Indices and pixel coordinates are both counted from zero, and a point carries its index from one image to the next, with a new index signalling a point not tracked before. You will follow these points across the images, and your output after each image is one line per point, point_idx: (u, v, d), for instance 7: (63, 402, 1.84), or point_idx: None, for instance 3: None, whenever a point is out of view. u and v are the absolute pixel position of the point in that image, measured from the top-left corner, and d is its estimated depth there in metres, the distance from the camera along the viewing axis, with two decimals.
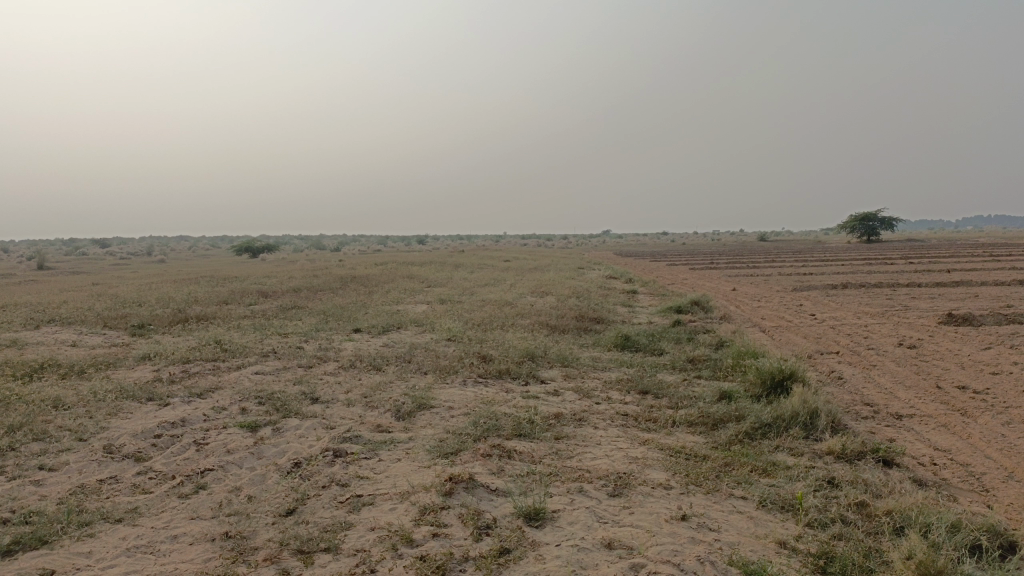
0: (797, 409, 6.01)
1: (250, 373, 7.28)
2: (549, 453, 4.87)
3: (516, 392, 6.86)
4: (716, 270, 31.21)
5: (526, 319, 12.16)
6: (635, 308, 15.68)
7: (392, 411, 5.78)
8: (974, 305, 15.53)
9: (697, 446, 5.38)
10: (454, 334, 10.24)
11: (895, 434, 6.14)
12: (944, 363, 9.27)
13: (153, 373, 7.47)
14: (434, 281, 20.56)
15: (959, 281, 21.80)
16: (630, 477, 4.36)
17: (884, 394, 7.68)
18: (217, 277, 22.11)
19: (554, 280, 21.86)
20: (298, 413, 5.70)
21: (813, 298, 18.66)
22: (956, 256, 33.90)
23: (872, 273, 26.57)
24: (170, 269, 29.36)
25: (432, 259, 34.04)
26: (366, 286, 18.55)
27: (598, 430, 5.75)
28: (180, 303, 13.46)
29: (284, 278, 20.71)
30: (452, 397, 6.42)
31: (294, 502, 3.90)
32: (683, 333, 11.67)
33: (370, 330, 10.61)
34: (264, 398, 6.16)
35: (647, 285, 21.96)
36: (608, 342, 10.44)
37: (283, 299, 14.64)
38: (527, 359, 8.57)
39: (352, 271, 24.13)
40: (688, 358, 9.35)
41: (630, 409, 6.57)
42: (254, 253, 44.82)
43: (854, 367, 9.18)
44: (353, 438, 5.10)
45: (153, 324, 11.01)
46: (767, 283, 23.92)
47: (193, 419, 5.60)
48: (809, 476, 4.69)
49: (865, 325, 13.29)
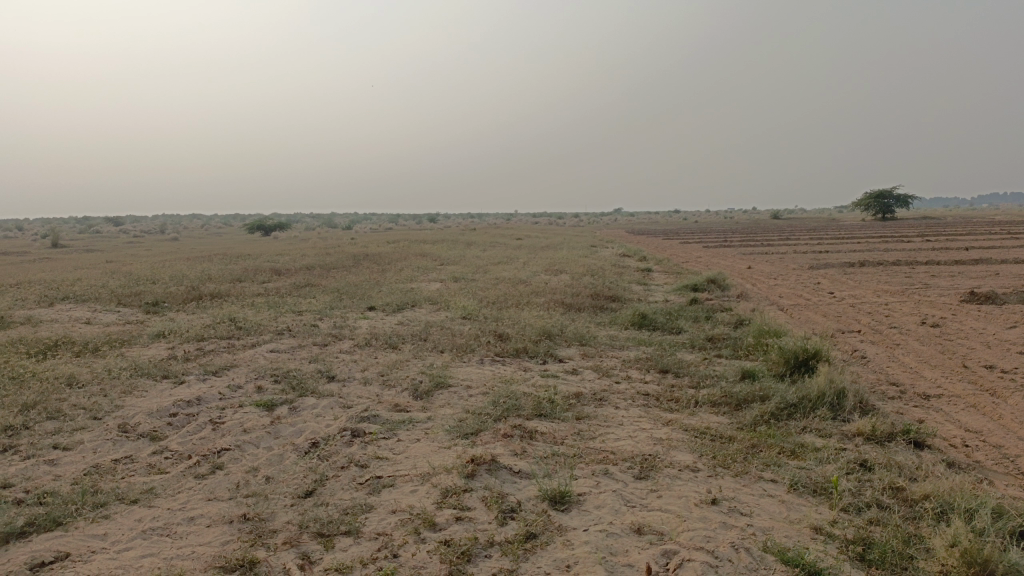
0: (824, 389, 5.86)
1: (265, 351, 7.20)
2: (572, 434, 4.75)
3: (534, 371, 6.74)
4: (730, 247, 30.91)
5: (541, 297, 12.03)
6: (650, 287, 15.50)
7: (410, 390, 5.68)
8: (996, 283, 15.25)
9: (721, 427, 5.25)
10: (469, 312, 10.12)
11: (923, 414, 5.98)
12: (969, 342, 9.07)
13: (168, 350, 7.40)
14: (447, 259, 20.42)
15: (978, 259, 21.45)
16: (656, 459, 4.24)
17: (909, 374, 7.52)
18: (230, 255, 22.07)
19: (568, 257, 21.69)
20: (315, 392, 5.60)
21: (830, 276, 18.40)
22: (974, 234, 33.39)
23: (889, 251, 26.21)
24: (183, 247, 29.36)
25: (445, 236, 33.88)
26: (379, 263, 18.45)
27: (620, 410, 5.63)
28: (193, 280, 13.40)
29: (296, 256, 20.67)
30: (470, 375, 6.31)
31: (313, 484, 3.80)
32: (701, 311, 11.50)
33: (384, 308, 10.51)
34: (279, 377, 6.07)
35: (662, 263, 21.76)
36: (625, 321, 10.30)
37: (296, 276, 14.57)
38: (543, 338, 8.44)
39: (364, 249, 24.02)
40: (707, 337, 9.21)
41: (651, 389, 6.45)
42: (266, 232, 44.84)
43: (877, 347, 8.99)
44: (371, 417, 5.00)
45: (167, 301, 10.95)
46: (782, 261, 23.66)
47: (208, 397, 5.52)
48: (839, 459, 4.56)
49: (885, 303, 13.07)
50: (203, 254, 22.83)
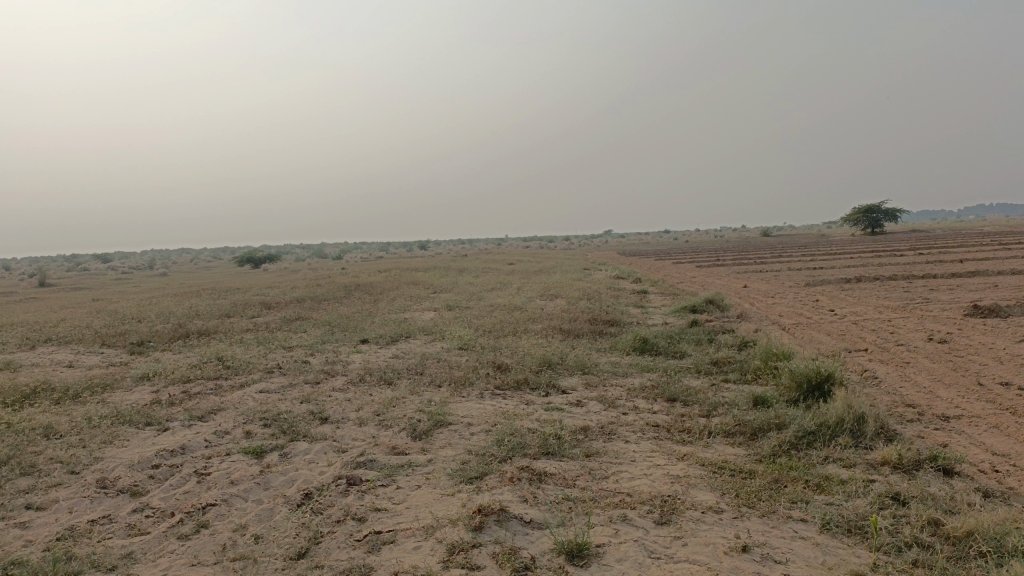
0: (842, 415, 5.59)
1: (254, 392, 6.88)
2: (583, 475, 4.45)
3: (537, 403, 6.45)
4: (724, 266, 30.78)
5: (538, 324, 11.75)
6: (647, 309, 15.25)
7: (408, 431, 5.37)
8: (997, 295, 15.05)
9: (740, 460, 4.96)
10: (465, 342, 9.82)
11: (947, 438, 5.70)
12: (981, 357, 8.82)
13: (153, 394, 7.07)
14: (440, 287, 20.12)
15: (975, 271, 21.30)
16: (676, 500, 3.94)
17: (925, 394, 7.24)
18: (219, 289, 21.70)
19: (562, 282, 21.44)
20: (307, 436, 5.29)
21: (828, 293, 18.18)
22: (966, 246, 33.38)
23: (883, 266, 26.06)
24: (171, 283, 28.99)
25: (436, 264, 33.68)
26: (371, 294, 18.14)
27: (630, 444, 5.34)
28: (180, 318, 13.05)
29: (286, 289, 20.32)
30: (471, 412, 6.00)
31: (307, 542, 3.49)
32: (703, 334, 11.24)
33: (377, 341, 10.20)
34: (269, 420, 5.74)
35: (657, 284, 21.54)
36: (626, 346, 10.01)
37: (286, 310, 14.23)
38: (544, 367, 8.14)
39: (355, 279, 23.69)
40: (712, 361, 8.92)
41: (661, 419, 6.16)
42: (255, 264, 44.53)
43: (887, 366, 8.72)
44: (368, 463, 4.68)
45: (153, 341, 10.62)
46: (777, 279, 23.53)
47: (194, 445, 5.20)
48: (869, 492, 4.27)
49: (888, 320, 12.83)
50: (192, 289, 22.45)
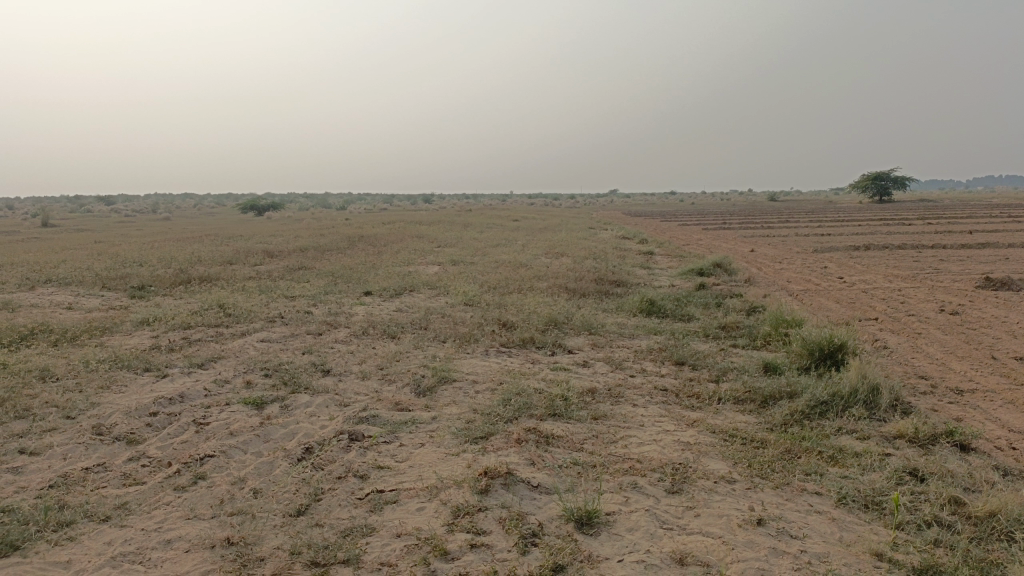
0: (856, 386, 5.46)
1: (255, 341, 6.75)
2: (591, 439, 4.33)
3: (543, 363, 6.32)
4: (730, 230, 30.49)
5: (543, 282, 11.58)
6: (654, 271, 15.05)
7: (412, 386, 5.24)
8: (1008, 268, 14.84)
9: (751, 428, 4.84)
10: (470, 298, 9.68)
11: (962, 412, 5.56)
12: (994, 331, 8.66)
13: (152, 339, 6.94)
14: (444, 242, 19.89)
15: (985, 243, 21.04)
16: (688, 469, 3.82)
17: (937, 366, 7.10)
18: (222, 235, 21.48)
19: (568, 240, 21.22)
20: (308, 388, 5.17)
21: (836, 260, 17.97)
22: (976, 217, 33.02)
23: (891, 235, 25.75)
24: (175, 227, 28.78)
25: (439, 218, 33.40)
26: (374, 246, 17.96)
27: (639, 408, 5.22)
28: (182, 263, 12.90)
29: (289, 237, 20.16)
30: (476, 369, 5.87)
31: (307, 499, 3.38)
32: (710, 298, 11.08)
33: (381, 293, 10.05)
34: (270, 370, 5.62)
35: (663, 246, 21.31)
36: (633, 307, 9.87)
37: (289, 259, 14.06)
38: (550, 326, 8.00)
39: (358, 230, 23.46)
40: (720, 325, 8.78)
41: (669, 383, 6.03)
42: (259, 211, 44.19)
43: (898, 336, 8.57)
44: (370, 418, 4.56)
45: (154, 285, 10.47)
46: (784, 244, 23.29)
47: (193, 394, 5.09)
48: (885, 466, 4.14)
49: (898, 289, 12.64)
50: (194, 235, 22.22)
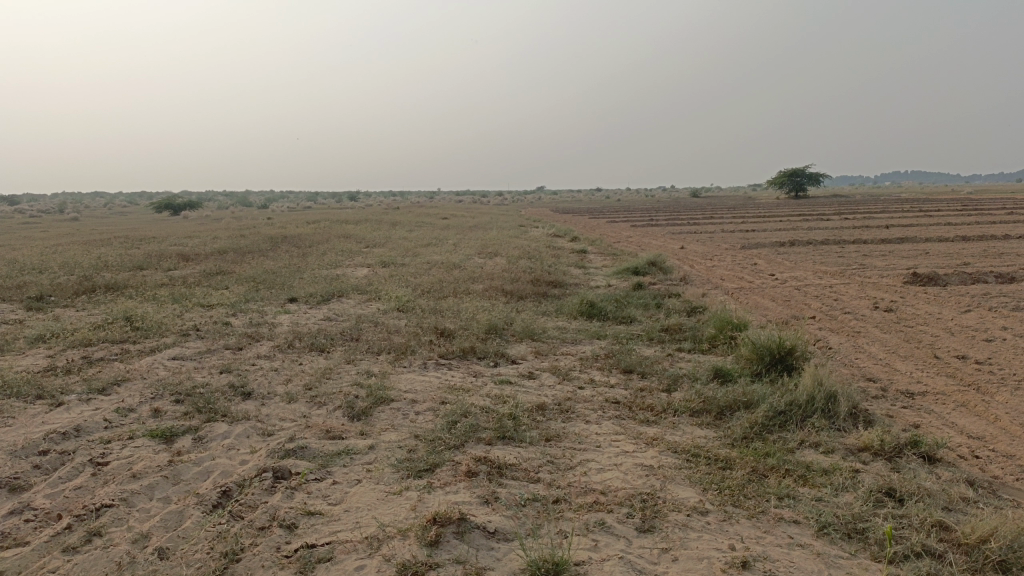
0: (813, 393, 5.23)
1: (166, 359, 6.09)
2: (547, 466, 3.94)
3: (485, 376, 5.89)
4: (658, 226, 30.71)
5: (478, 284, 11.15)
6: (589, 271, 14.81)
7: (344, 410, 4.74)
8: (931, 263, 15.22)
9: (712, 444, 4.54)
10: (403, 304, 9.16)
11: (918, 418, 5.42)
12: (931, 328, 8.69)
13: (47, 360, 6.18)
14: (372, 241, 19.22)
15: (903, 238, 21.66)
16: (657, 500, 3.47)
17: (883, 368, 7.01)
18: (133, 238, 20.23)
19: (500, 239, 20.81)
20: (226, 415, 4.60)
21: (764, 257, 18.15)
22: (890, 212, 34.30)
23: (813, 230, 26.36)
24: (83, 230, 27.07)
25: (365, 216, 32.53)
26: (298, 247, 17.16)
27: (592, 425, 4.86)
28: (86, 270, 11.89)
29: (207, 239, 19.09)
30: (414, 386, 5.40)
31: (225, 560, 2.87)
32: (650, 298, 10.86)
33: (307, 301, 9.42)
34: (182, 394, 5.00)
35: (595, 244, 21.16)
36: (573, 310, 9.54)
37: (206, 263, 13.21)
38: (490, 333, 7.58)
39: (281, 230, 22.48)
40: (663, 328, 8.53)
41: (620, 395, 5.70)
42: (175, 211, 42.29)
43: (839, 335, 8.50)
44: (298, 450, 4.05)
45: (54, 295, 9.55)
46: (713, 241, 23.50)
47: (91, 427, 4.45)
48: (858, 485, 3.89)
49: (829, 286, 12.74)
50: (102, 237, 20.85)
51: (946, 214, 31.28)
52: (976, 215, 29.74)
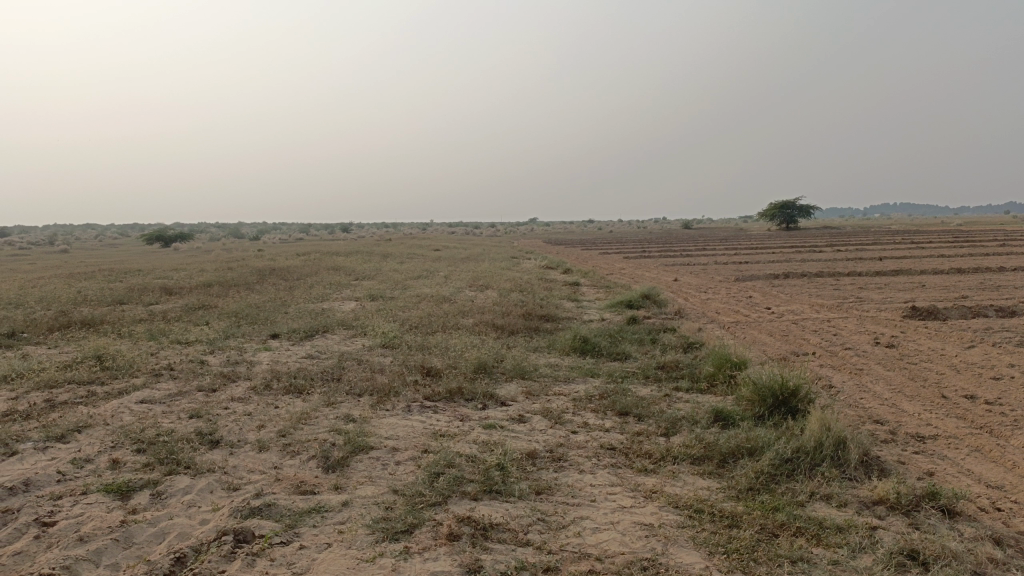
0: (820, 439, 4.91)
1: (133, 403, 5.73)
2: (537, 524, 3.60)
3: (472, 420, 5.56)
4: (651, 258, 30.53)
5: (468, 319, 10.84)
6: (582, 304, 14.54)
7: (319, 460, 4.40)
8: (928, 296, 15.01)
9: (716, 497, 4.21)
10: (389, 340, 8.83)
11: (932, 465, 5.11)
12: (935, 365, 8.41)
13: (7, 402, 5.81)
14: (361, 274, 18.93)
15: (898, 270, 21.49)
16: (659, 568, 3.13)
17: (889, 408, 6.70)
18: (118, 270, 19.84)
19: (491, 271, 20.54)
20: (191, 466, 4.25)
21: (759, 290, 17.91)
22: (882, 244, 34.25)
23: (808, 262, 26.22)
24: (69, 261, 26.70)
25: (356, 247, 32.30)
26: (285, 280, 16.85)
27: (586, 475, 4.53)
28: (64, 304, 11.52)
29: (193, 271, 18.77)
30: (396, 432, 5.06)
31: None
32: (644, 333, 10.56)
33: (290, 337, 9.08)
34: (144, 443, 4.64)
35: (588, 276, 20.91)
36: (565, 346, 9.23)
37: (188, 297, 12.86)
38: (479, 372, 7.25)
39: (270, 263, 22.17)
40: (659, 365, 8.22)
41: (615, 440, 5.37)
42: (166, 243, 42.00)
43: (841, 373, 8.21)
44: (265, 508, 3.70)
45: (26, 332, 9.18)
46: (706, 273, 23.32)
47: (42, 480, 4.08)
48: (877, 546, 3.57)
49: (827, 320, 12.47)
50: (88, 269, 20.52)
51: (939, 245, 31.26)
52: (969, 247, 29.71)
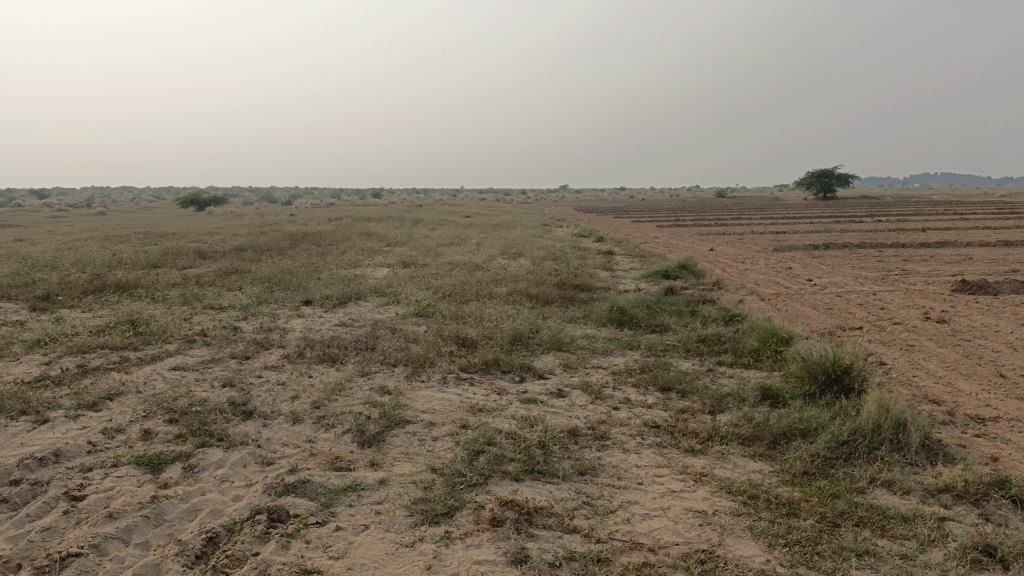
0: (879, 420, 4.65)
1: (166, 370, 5.64)
2: (584, 509, 3.42)
3: (510, 394, 5.37)
4: (685, 227, 30.03)
5: (502, 288, 10.64)
6: (617, 273, 14.25)
7: (354, 434, 4.25)
8: (977, 269, 14.47)
9: (770, 482, 3.99)
10: (423, 308, 8.67)
11: (996, 449, 4.83)
12: (990, 342, 8.04)
13: (40, 368, 5.75)
14: (393, 240, 18.80)
15: (944, 242, 20.79)
16: (717, 562, 2.93)
17: (945, 387, 6.39)
18: (151, 234, 19.94)
19: (524, 238, 20.28)
20: (224, 439, 4.13)
21: (798, 260, 17.44)
22: (926, 214, 33.29)
23: (847, 232, 25.57)
24: (105, 224, 26.98)
25: (387, 213, 32.19)
26: (318, 245, 16.78)
27: (632, 455, 4.33)
28: (100, 268, 11.52)
29: (226, 236, 18.75)
30: (432, 405, 4.90)
31: None
32: (683, 304, 10.28)
33: (323, 304, 8.95)
34: (176, 413, 4.54)
35: (621, 244, 20.57)
36: (602, 316, 9.00)
37: (222, 262, 12.81)
38: (515, 343, 7.06)
39: (302, 228, 22.12)
40: (700, 338, 7.96)
41: (660, 417, 5.16)
42: (200, 207, 42.27)
43: (891, 349, 7.88)
44: (301, 485, 3.56)
45: (62, 295, 9.17)
46: (744, 243, 22.83)
47: (72, 451, 3.98)
48: (949, 540, 3.33)
49: (873, 293, 12.05)
50: (124, 233, 20.65)
51: (984, 216, 30.23)
52: (1015, 218, 28.72)
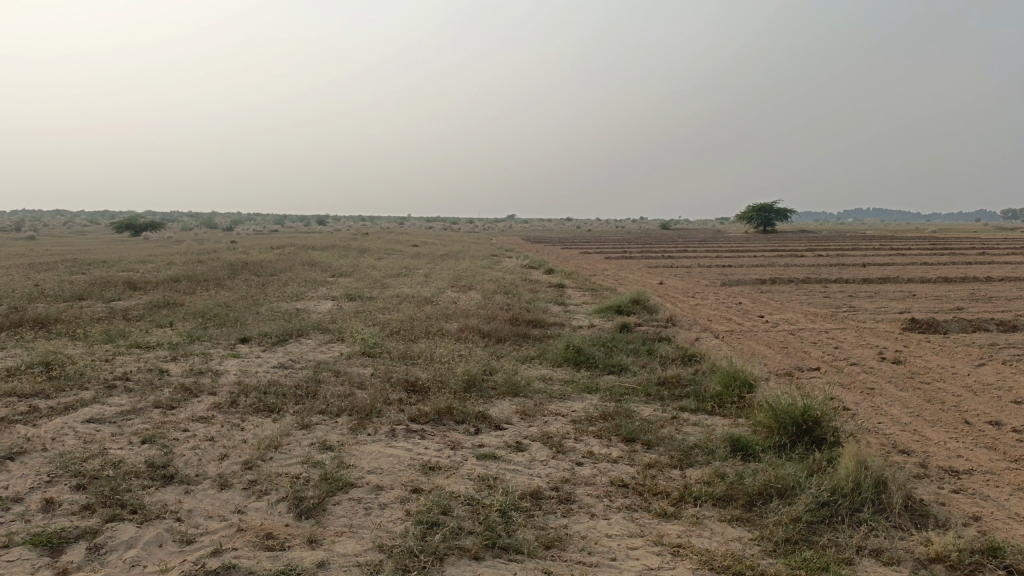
0: (858, 479, 4.37)
1: (79, 422, 5.03)
2: None
3: (465, 449, 4.94)
4: (633, 259, 30.08)
5: (452, 324, 10.21)
6: (569, 308, 13.95)
7: (291, 502, 3.76)
8: (923, 306, 14.62)
9: (753, 554, 3.65)
10: (369, 347, 8.18)
11: (977, 507, 4.59)
12: (949, 385, 7.94)
13: None
14: (339, 271, 18.23)
15: (886, 278, 21.17)
16: None
17: (915, 435, 6.18)
18: (80, 261, 18.90)
19: (473, 269, 19.91)
20: (140, 511, 3.59)
21: (746, 295, 17.44)
22: (865, 249, 34.08)
23: (793, 267, 25.94)
24: (35, 248, 25.77)
25: (332, 241, 31.45)
26: (258, 276, 16.11)
27: (601, 521, 3.95)
28: (18, 300, 10.68)
29: (161, 265, 17.88)
30: (379, 464, 4.43)
31: None
32: (638, 342, 9.99)
33: (261, 343, 8.37)
34: (86, 479, 3.97)
35: (572, 277, 20.33)
36: (557, 356, 8.63)
37: (155, 293, 12.08)
38: (467, 388, 6.63)
39: (244, 256, 21.33)
40: (660, 381, 7.65)
41: (626, 474, 4.78)
42: (136, 232, 40.73)
43: (853, 392, 7.69)
44: (227, 570, 3.07)
45: None
46: (692, 276, 22.88)
47: None
48: None
49: (825, 330, 11.99)
50: (51, 259, 19.57)
51: (920, 252, 31.10)
52: (950, 254, 29.56)
